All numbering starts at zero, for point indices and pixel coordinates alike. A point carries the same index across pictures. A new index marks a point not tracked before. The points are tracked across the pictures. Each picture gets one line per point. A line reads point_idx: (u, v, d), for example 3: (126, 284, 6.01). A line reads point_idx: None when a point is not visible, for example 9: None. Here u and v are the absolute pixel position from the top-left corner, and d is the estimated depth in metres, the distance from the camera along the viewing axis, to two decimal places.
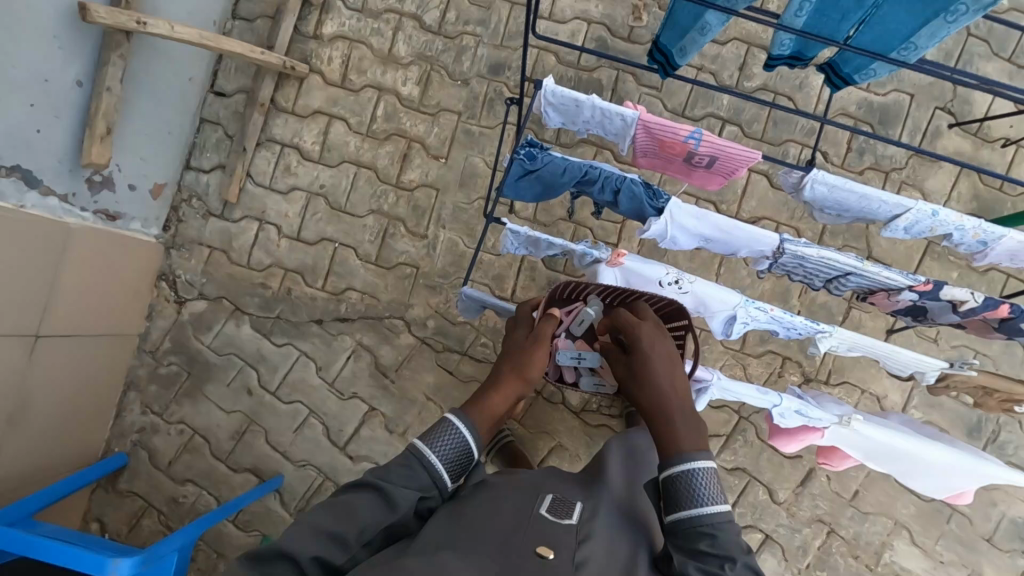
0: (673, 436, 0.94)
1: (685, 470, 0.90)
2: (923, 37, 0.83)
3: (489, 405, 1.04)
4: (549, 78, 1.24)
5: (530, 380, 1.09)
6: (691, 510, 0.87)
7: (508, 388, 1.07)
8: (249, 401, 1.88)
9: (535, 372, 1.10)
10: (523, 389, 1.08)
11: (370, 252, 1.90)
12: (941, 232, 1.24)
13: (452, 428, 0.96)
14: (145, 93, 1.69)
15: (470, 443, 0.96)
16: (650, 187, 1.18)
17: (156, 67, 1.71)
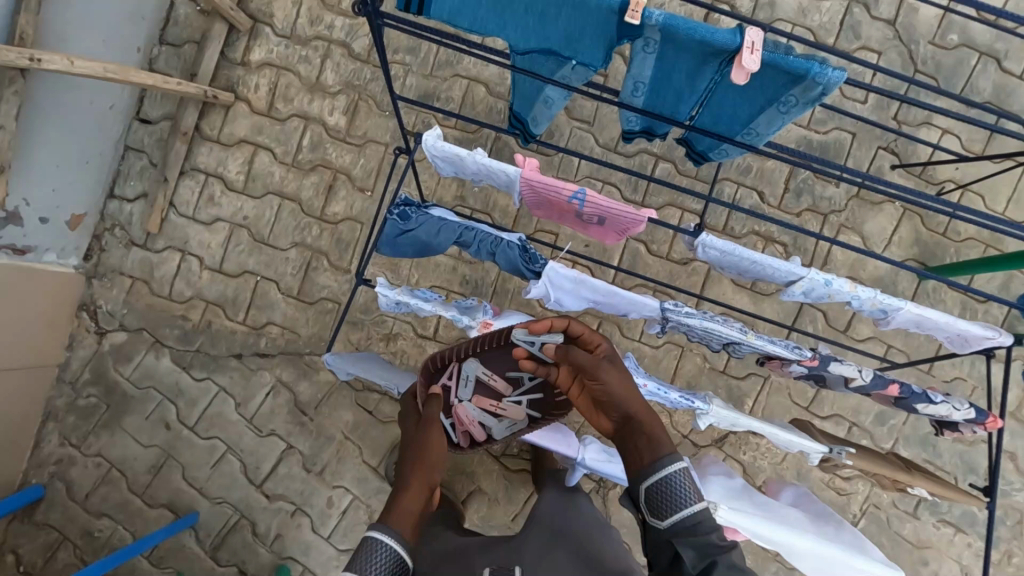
0: (647, 439, 0.87)
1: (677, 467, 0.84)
2: (762, 123, 0.77)
3: (406, 504, 0.94)
4: (430, 131, 1.19)
5: (437, 465, 1.02)
6: (678, 513, 0.83)
7: (419, 486, 0.97)
8: (167, 435, 1.86)
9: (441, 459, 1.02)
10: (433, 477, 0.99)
11: (292, 286, 1.87)
12: (839, 300, 1.17)
13: (377, 544, 0.87)
14: (61, 127, 1.64)
15: (402, 551, 0.87)
16: (526, 250, 1.14)
17: (77, 102, 1.66)
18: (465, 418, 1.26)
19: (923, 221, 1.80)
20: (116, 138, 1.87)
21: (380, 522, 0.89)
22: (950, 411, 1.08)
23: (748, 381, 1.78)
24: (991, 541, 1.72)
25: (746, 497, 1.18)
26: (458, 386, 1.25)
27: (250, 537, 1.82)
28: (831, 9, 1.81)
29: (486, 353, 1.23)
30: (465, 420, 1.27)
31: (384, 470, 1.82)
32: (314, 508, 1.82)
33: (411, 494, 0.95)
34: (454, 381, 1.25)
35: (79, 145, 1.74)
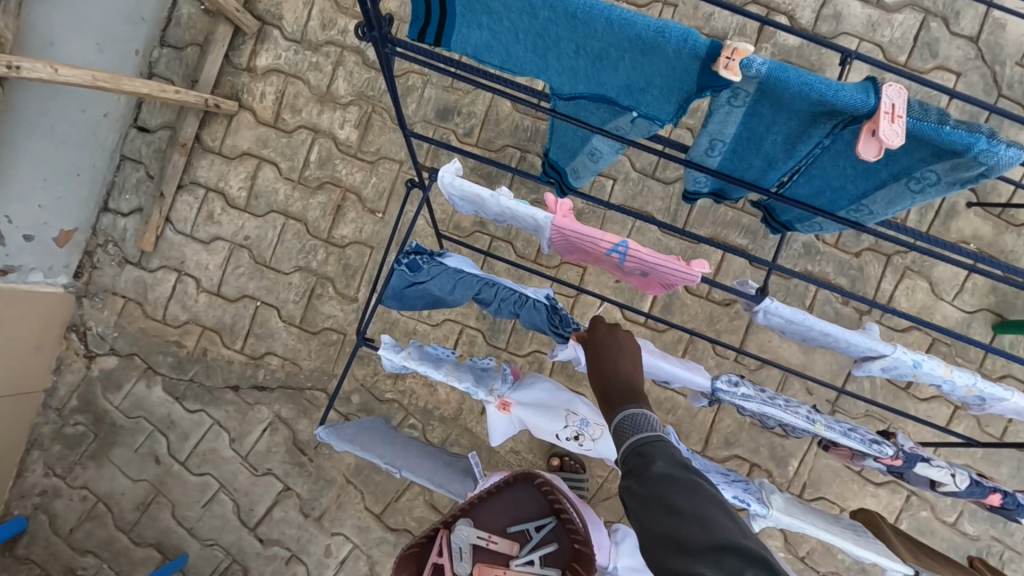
0: (626, 395, 0.85)
1: (625, 416, 0.81)
2: (878, 202, 0.60)
3: None
4: (447, 167, 1.02)
5: None
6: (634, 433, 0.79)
7: None
8: (156, 470, 1.73)
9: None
10: None
11: (294, 314, 1.72)
12: (926, 381, 0.98)
13: None
14: (48, 138, 1.51)
15: None
16: (555, 310, 0.97)
17: (67, 110, 1.53)
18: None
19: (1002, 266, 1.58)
20: (112, 148, 1.74)
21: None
22: None
23: (794, 439, 1.59)
24: None
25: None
26: (453, 560, 1.22)
27: None
28: (904, 24, 1.61)
29: (480, 513, 1.26)
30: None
31: (387, 519, 1.67)
32: (311, 556, 1.68)
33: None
34: (448, 556, 1.22)
35: (69, 157, 1.60)
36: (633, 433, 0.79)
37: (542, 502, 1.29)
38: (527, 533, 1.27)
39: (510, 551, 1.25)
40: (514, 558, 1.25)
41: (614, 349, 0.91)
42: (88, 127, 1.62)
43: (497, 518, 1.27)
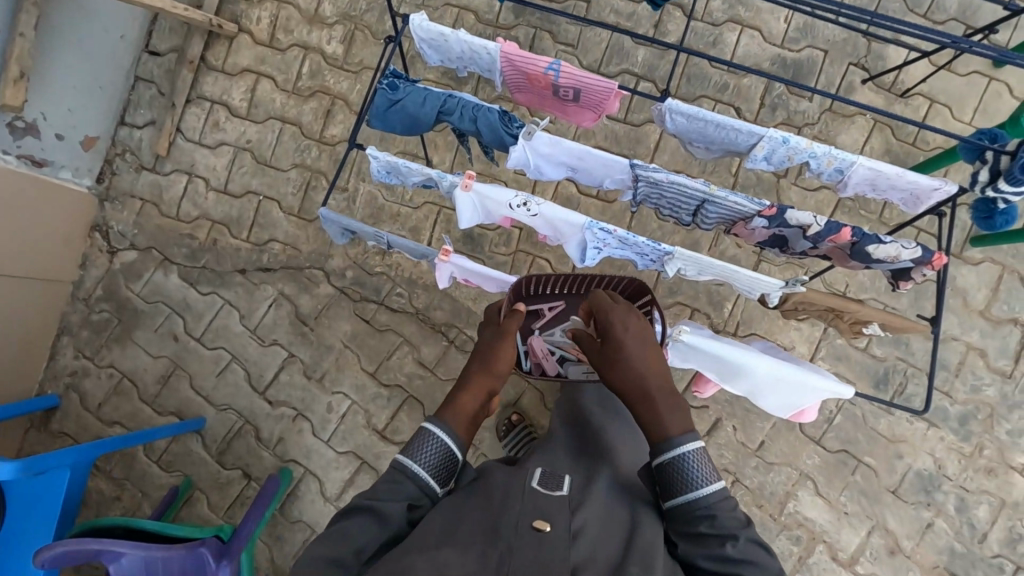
0: (657, 411, 1.01)
1: (676, 457, 0.97)
2: None
3: (458, 404, 1.07)
4: (415, 13, 1.29)
5: (499, 374, 1.13)
6: (689, 496, 0.95)
7: (478, 387, 1.11)
8: (175, 347, 1.95)
9: (503, 367, 1.13)
10: (492, 383, 1.12)
11: (293, 205, 1.97)
12: (799, 161, 1.25)
13: (429, 435, 1.02)
14: (74, 48, 1.79)
15: (451, 447, 1.02)
16: (505, 113, 1.22)
17: (87, 24, 1.81)
18: (539, 349, 1.35)
19: (893, 132, 1.88)
20: (127, 68, 1.99)
21: (436, 416, 1.04)
22: (898, 251, 1.15)
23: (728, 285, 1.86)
24: (964, 435, 1.79)
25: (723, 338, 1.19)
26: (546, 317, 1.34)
27: (254, 442, 1.91)
28: None
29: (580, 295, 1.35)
30: (539, 351, 1.35)
31: (381, 376, 1.91)
32: (315, 413, 1.91)
33: (470, 390, 1.09)
34: (546, 312, 1.35)
35: (92, 70, 1.88)
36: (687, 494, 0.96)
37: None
38: None
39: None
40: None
41: (628, 349, 1.03)
42: (107, 45, 1.90)
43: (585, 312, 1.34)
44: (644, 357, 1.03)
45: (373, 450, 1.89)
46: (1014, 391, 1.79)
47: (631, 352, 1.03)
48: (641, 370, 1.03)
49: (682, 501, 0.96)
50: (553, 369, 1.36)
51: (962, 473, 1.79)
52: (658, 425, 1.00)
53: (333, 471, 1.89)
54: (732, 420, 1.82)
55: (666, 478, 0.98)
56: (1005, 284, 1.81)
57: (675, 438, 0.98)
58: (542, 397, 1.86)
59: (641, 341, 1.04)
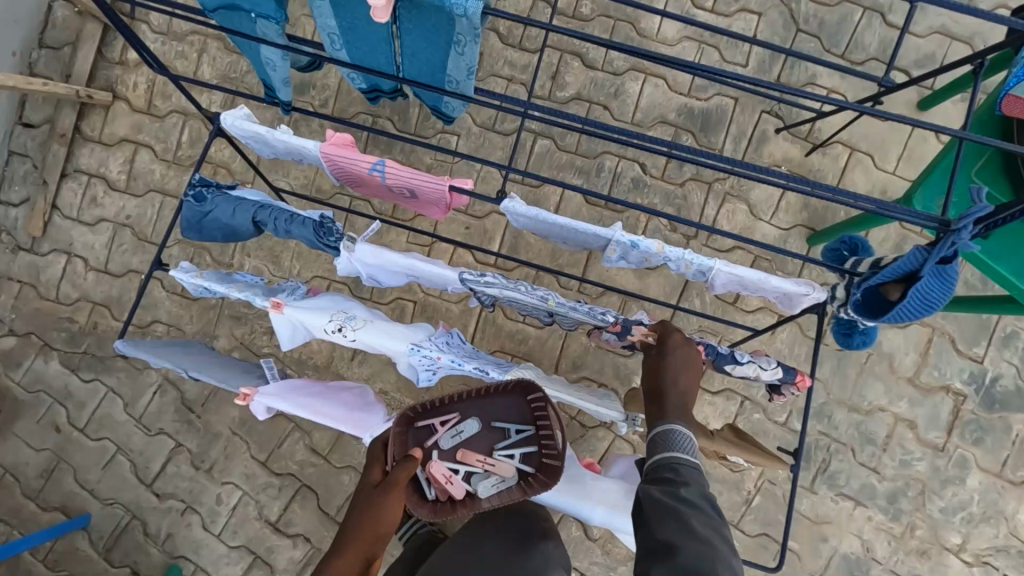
0: (679, 406, 0.92)
1: (666, 426, 0.88)
2: (454, 69, 0.72)
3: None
4: (229, 111, 1.16)
5: (384, 535, 0.86)
6: (667, 457, 0.85)
7: (357, 553, 0.84)
8: (57, 438, 1.85)
9: (390, 524, 0.87)
10: (376, 550, 0.85)
11: (176, 283, 1.85)
12: (656, 263, 1.12)
13: None
14: None
15: None
16: (320, 224, 1.10)
17: None
18: (438, 473, 0.98)
19: (811, 184, 1.73)
20: None
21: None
22: (758, 371, 1.02)
23: (636, 358, 1.72)
24: (894, 514, 1.65)
25: (573, 475, 1.10)
26: (444, 433, 1.05)
27: (142, 537, 1.81)
28: None
29: (476, 400, 1.08)
30: (440, 477, 0.98)
31: (272, 465, 1.79)
32: (203, 506, 1.80)
33: (348, 555, 0.83)
34: (442, 427, 1.06)
35: None
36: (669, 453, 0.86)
37: (527, 414, 1.07)
38: (507, 433, 1.06)
39: (492, 440, 1.06)
40: (499, 447, 1.06)
41: (679, 361, 0.97)
42: None
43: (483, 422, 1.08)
44: (686, 375, 0.96)
45: (265, 544, 1.78)
46: (948, 465, 1.65)
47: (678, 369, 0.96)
48: (678, 376, 0.95)
49: (663, 458, 0.85)
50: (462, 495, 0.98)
51: (892, 556, 1.65)
52: (668, 407, 0.91)
53: (223, 567, 1.78)
54: None
55: (651, 438, 0.89)
56: (936, 348, 1.66)
57: (678, 424, 0.88)
58: None
59: (694, 365, 0.98)
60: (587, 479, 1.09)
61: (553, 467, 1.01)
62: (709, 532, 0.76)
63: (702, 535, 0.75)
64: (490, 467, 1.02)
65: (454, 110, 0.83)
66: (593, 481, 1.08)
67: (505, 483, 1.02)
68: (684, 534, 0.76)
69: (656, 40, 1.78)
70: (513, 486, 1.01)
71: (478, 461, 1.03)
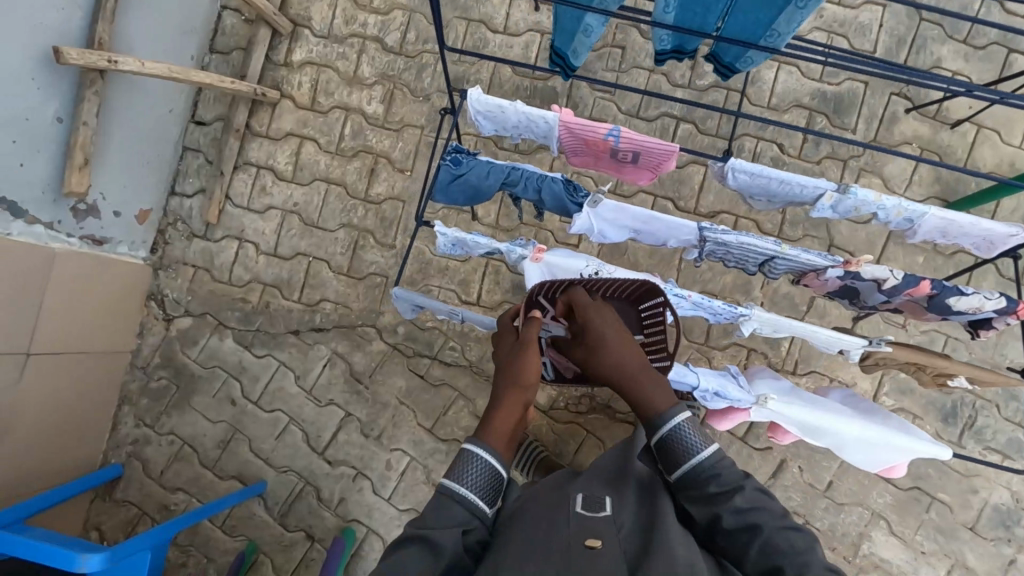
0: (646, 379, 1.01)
1: (669, 430, 0.96)
2: (781, 24, 0.87)
3: (498, 425, 0.99)
4: (474, 88, 1.31)
5: (528, 387, 1.02)
6: (690, 462, 0.95)
7: (513, 403, 1.00)
8: (232, 411, 1.97)
9: (534, 375, 1.02)
10: (524, 399, 1.01)
11: (342, 264, 1.99)
12: (866, 212, 1.25)
13: (472, 456, 0.96)
14: (116, 127, 1.77)
15: (497, 466, 0.95)
16: (570, 184, 1.24)
17: (132, 103, 1.81)
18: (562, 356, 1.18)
19: (942, 160, 1.86)
20: (176, 139, 2.04)
21: (474, 436, 0.98)
22: (982, 302, 1.15)
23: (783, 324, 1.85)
24: None
25: (811, 429, 1.14)
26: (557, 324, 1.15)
27: (316, 502, 1.92)
28: None
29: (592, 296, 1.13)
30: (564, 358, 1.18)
31: (438, 432, 1.91)
32: (374, 471, 1.91)
33: (509, 404, 1.00)
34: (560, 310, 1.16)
35: (138, 145, 1.88)
36: (681, 453, 0.96)
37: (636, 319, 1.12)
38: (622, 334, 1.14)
39: None
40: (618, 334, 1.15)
41: (609, 340, 1.02)
42: (158, 119, 1.94)
43: None
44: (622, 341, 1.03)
45: None
46: None
47: (612, 346, 1.02)
48: (623, 355, 1.02)
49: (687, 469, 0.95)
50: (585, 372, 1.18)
51: None
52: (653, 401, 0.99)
53: (395, 529, 1.88)
54: (797, 461, 1.78)
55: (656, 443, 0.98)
56: None
57: (671, 408, 0.98)
58: (601, 444, 1.87)
59: (624, 338, 1.03)
60: (813, 437, 1.15)
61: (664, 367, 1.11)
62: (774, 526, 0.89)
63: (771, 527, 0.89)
64: None
65: (748, 64, 0.96)
66: (823, 439, 1.14)
67: None
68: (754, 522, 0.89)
69: None
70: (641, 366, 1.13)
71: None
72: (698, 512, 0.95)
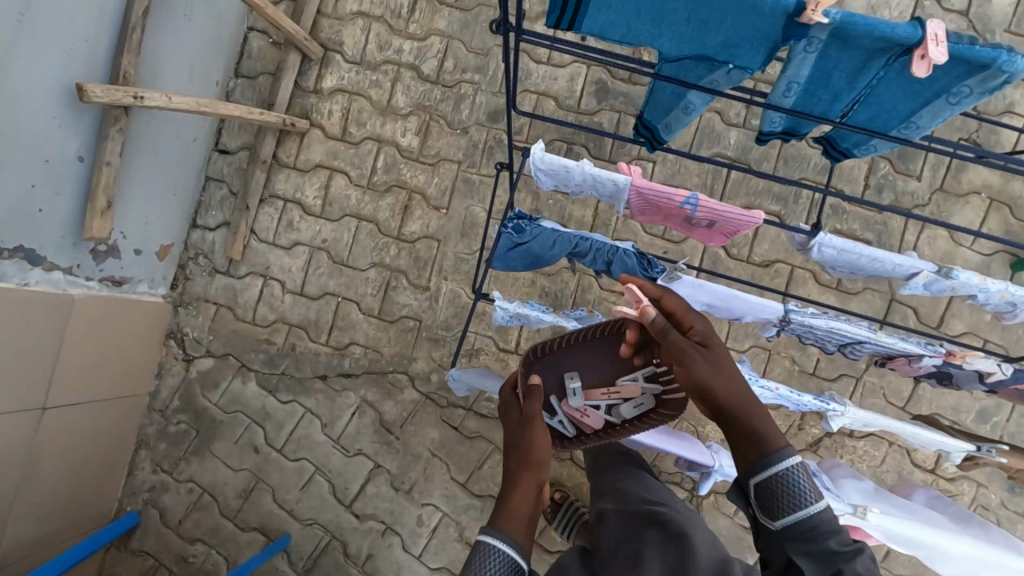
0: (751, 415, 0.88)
1: (785, 469, 0.83)
2: (924, 117, 0.76)
3: (512, 505, 0.99)
4: (537, 145, 1.20)
5: (539, 466, 1.05)
6: (794, 516, 0.82)
7: (527, 484, 1.02)
8: (255, 459, 1.88)
9: (542, 452, 1.06)
10: (536, 479, 1.03)
11: (373, 305, 1.89)
12: (963, 293, 1.14)
13: (490, 548, 0.93)
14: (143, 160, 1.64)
15: (513, 556, 0.92)
16: (644, 257, 1.14)
17: (158, 134, 1.68)
18: (574, 410, 1.29)
19: (1012, 211, 1.76)
20: (199, 169, 1.93)
21: (490, 524, 0.96)
22: None
23: (841, 382, 1.75)
24: None
25: (906, 541, 1.18)
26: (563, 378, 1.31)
27: (342, 558, 1.82)
28: (900, 4, 1.82)
29: (579, 348, 1.30)
30: (577, 413, 1.29)
31: (472, 487, 1.81)
32: (404, 527, 1.82)
33: (520, 489, 1.01)
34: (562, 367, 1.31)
35: (164, 177, 1.77)
36: (796, 502, 0.83)
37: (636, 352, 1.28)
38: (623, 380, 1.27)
39: (612, 373, 1.28)
40: (620, 375, 1.27)
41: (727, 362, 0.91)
42: (183, 149, 1.82)
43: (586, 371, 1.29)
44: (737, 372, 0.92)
45: None
46: None
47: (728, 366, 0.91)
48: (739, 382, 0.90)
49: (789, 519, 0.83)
50: (600, 420, 1.28)
51: None
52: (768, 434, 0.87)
53: None
54: None
55: (766, 482, 0.84)
56: None
57: (780, 449, 0.85)
58: None
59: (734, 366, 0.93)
60: (905, 547, 1.19)
61: (673, 403, 1.20)
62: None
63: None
64: (619, 395, 1.26)
65: (869, 152, 0.86)
66: (915, 549, 1.18)
67: (641, 404, 1.24)
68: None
69: None
70: (650, 404, 1.25)
71: (603, 394, 1.27)
72: (808, 569, 0.81)
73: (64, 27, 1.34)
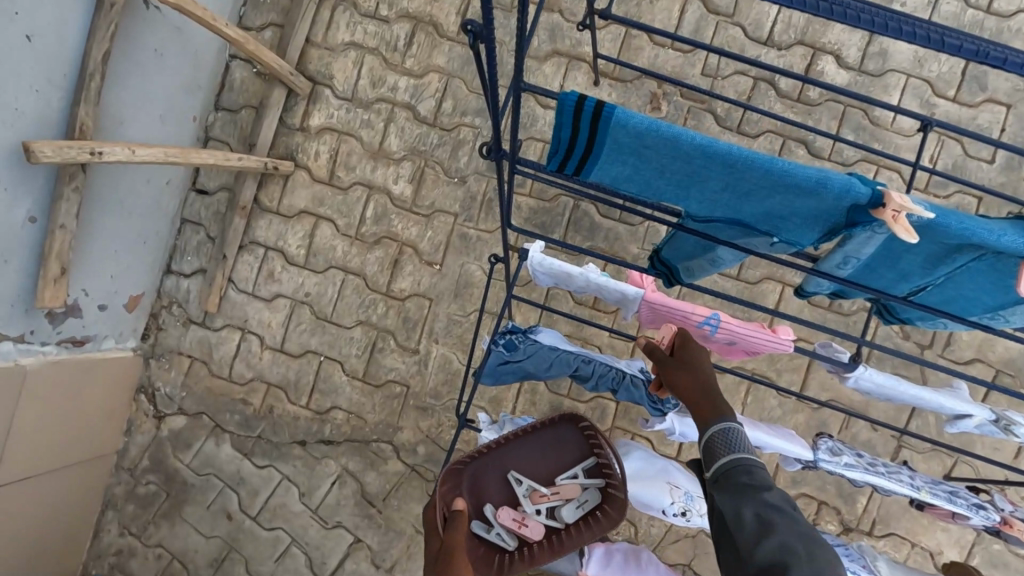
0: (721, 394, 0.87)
1: (725, 425, 0.80)
2: (1017, 315, 0.64)
3: None
4: (537, 246, 1.05)
5: None
6: (728, 456, 0.77)
7: None
8: (228, 526, 1.76)
9: None
10: None
11: (357, 368, 1.76)
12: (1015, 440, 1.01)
13: None
14: (105, 212, 1.50)
15: None
16: (654, 387, 1.01)
17: (123, 183, 1.52)
18: (512, 519, 1.12)
19: None
20: (173, 213, 1.78)
21: None
22: None
23: None
24: None
25: None
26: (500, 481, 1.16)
27: None
28: (951, 58, 1.64)
29: (516, 447, 1.18)
30: (516, 522, 1.12)
31: None
32: None
33: None
34: (493, 468, 1.16)
35: (134, 226, 1.63)
36: (728, 454, 0.78)
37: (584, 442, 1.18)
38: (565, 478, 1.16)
39: (547, 471, 1.17)
40: (558, 472, 1.17)
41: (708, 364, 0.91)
42: (155, 194, 1.67)
43: (524, 466, 1.17)
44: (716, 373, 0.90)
45: None
46: None
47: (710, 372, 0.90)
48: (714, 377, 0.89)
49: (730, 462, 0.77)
50: (541, 529, 1.12)
51: None
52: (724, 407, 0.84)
53: None
54: None
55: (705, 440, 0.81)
56: None
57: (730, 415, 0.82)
58: None
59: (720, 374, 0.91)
60: None
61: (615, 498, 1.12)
62: (805, 543, 0.67)
63: (805, 549, 0.66)
64: (562, 496, 1.14)
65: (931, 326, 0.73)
66: None
67: (583, 503, 1.14)
68: (787, 549, 0.66)
69: (890, 130, 1.65)
70: (593, 501, 1.14)
71: (547, 497, 1.14)
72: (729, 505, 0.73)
73: (7, 81, 1.17)
